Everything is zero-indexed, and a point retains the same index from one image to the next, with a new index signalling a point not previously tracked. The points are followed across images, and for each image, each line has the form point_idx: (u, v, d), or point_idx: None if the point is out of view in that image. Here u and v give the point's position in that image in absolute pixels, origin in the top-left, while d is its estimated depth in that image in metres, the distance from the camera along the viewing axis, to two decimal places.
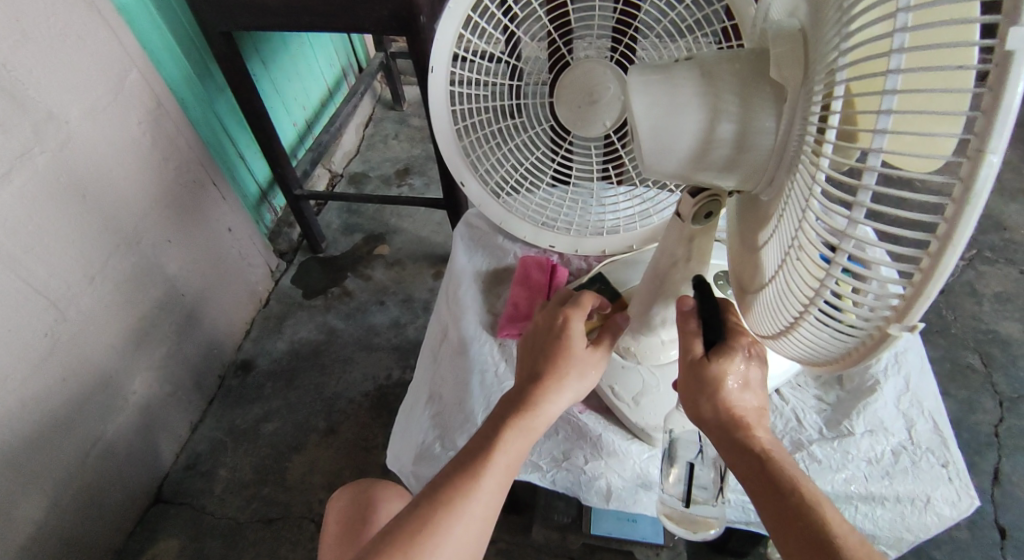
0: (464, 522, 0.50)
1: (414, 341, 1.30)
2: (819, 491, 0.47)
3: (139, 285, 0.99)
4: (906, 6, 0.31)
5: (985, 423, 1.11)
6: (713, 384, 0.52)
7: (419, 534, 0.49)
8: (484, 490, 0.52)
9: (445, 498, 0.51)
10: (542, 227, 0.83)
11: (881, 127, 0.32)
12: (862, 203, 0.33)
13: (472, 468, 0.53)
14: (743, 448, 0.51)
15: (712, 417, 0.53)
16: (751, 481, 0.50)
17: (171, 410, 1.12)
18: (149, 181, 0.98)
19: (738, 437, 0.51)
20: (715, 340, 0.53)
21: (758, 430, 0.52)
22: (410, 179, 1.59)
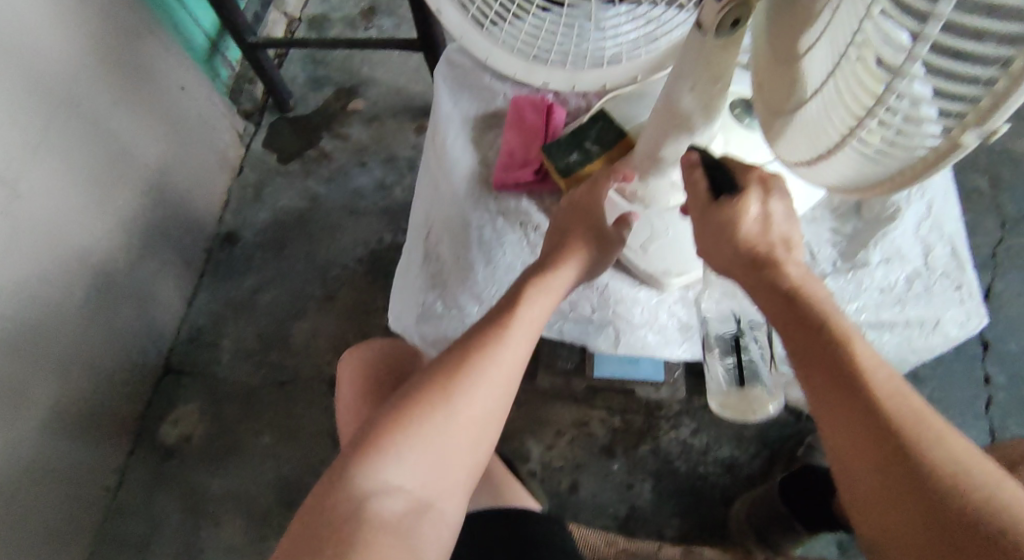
0: (497, 366, 0.50)
1: (403, 202, 1.24)
2: (849, 326, 0.46)
3: (94, 154, 0.90)
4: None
5: (983, 245, 1.10)
6: (729, 228, 0.49)
7: (450, 382, 0.48)
8: (517, 343, 0.51)
9: (473, 349, 0.50)
10: (534, 61, 0.74)
11: None
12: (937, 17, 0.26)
13: (501, 319, 0.52)
14: (774, 289, 0.49)
15: (732, 258, 0.51)
16: (781, 323, 0.48)
17: (162, 287, 1.09)
18: (77, 35, 0.85)
19: (763, 276, 0.49)
20: (723, 182, 0.50)
21: (786, 266, 0.49)
22: (378, 20, 1.41)
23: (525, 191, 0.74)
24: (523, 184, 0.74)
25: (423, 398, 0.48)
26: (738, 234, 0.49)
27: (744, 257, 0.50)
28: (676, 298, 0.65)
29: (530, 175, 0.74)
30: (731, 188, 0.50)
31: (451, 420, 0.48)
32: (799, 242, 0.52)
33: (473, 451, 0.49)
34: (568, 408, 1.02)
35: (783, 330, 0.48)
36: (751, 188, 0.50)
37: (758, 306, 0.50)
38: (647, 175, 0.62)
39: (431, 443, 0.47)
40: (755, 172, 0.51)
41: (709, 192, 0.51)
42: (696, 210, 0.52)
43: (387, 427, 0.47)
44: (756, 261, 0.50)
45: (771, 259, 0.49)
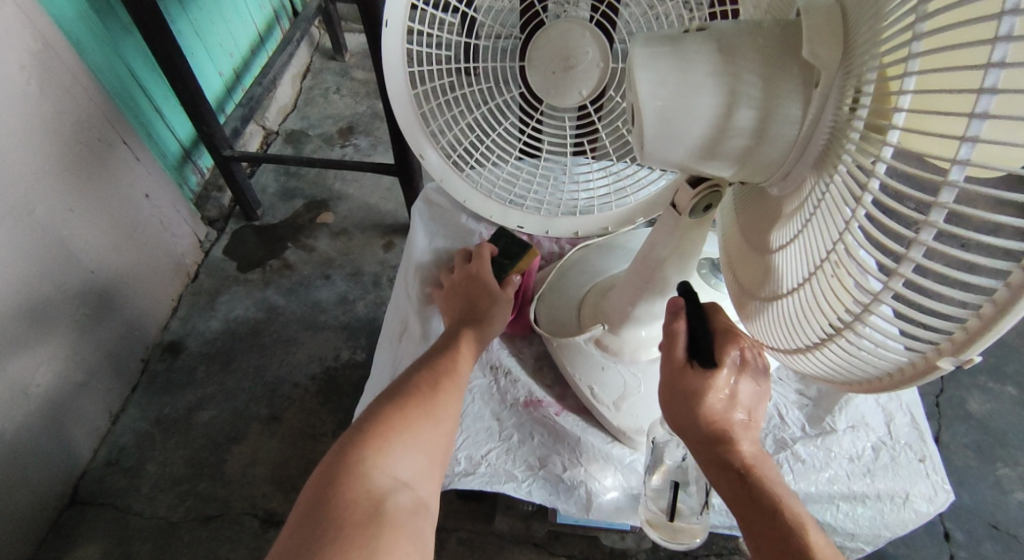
0: (461, 389, 0.58)
1: (364, 318, 1.21)
2: (805, 513, 0.46)
3: (36, 262, 0.85)
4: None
5: (928, 394, 1.14)
6: (693, 395, 0.49)
7: (431, 396, 0.55)
8: (463, 377, 0.59)
9: (444, 372, 0.58)
10: (510, 206, 0.76)
11: (963, 156, 0.26)
12: (925, 241, 0.28)
13: (455, 351, 0.61)
14: (726, 468, 0.48)
15: (694, 431, 0.49)
16: (740, 507, 0.47)
17: (86, 400, 1.00)
18: (42, 142, 0.83)
19: (718, 453, 0.49)
20: (698, 347, 0.50)
21: (745, 443, 0.49)
22: (355, 140, 1.46)
23: None
24: None
25: (405, 416, 0.53)
26: (703, 407, 0.48)
27: (702, 433, 0.49)
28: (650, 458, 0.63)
29: None
30: (701, 357, 0.49)
31: (431, 434, 0.53)
32: (762, 415, 0.51)
33: (441, 468, 0.54)
34: (525, 554, 0.95)
35: (733, 501, 0.48)
36: (725, 354, 0.49)
37: (712, 479, 0.50)
38: (616, 329, 0.62)
39: (417, 452, 0.52)
40: (737, 338, 0.49)
41: (683, 355, 0.50)
42: (667, 370, 0.51)
43: (373, 439, 0.50)
44: (716, 433, 0.49)
45: (733, 436, 0.49)
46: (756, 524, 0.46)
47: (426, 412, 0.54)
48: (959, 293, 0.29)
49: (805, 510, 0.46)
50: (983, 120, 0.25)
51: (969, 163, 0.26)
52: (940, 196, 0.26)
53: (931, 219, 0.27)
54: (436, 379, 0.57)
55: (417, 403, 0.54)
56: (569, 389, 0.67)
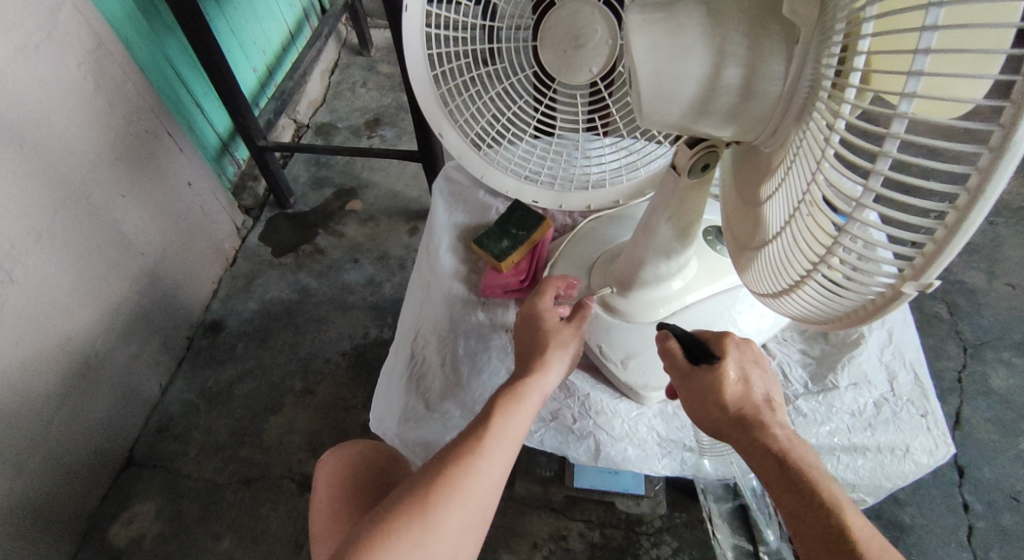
0: (502, 455, 0.54)
1: (391, 299, 1.27)
2: (840, 492, 0.48)
3: (93, 241, 0.93)
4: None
5: (949, 369, 1.14)
6: (712, 391, 0.53)
7: (465, 465, 0.52)
8: (500, 445, 0.55)
9: (485, 432, 0.55)
10: (525, 181, 0.80)
11: (910, 90, 0.29)
12: (881, 169, 0.31)
13: (503, 405, 0.57)
14: (762, 451, 0.51)
15: (719, 418, 0.53)
16: (781, 486, 0.50)
17: (138, 373, 1.08)
18: (97, 133, 0.91)
19: (753, 438, 0.52)
20: (701, 351, 0.55)
21: (776, 427, 0.52)
22: (381, 130, 1.52)
23: (512, 298, 0.78)
24: (510, 291, 0.78)
25: (429, 496, 0.50)
26: (724, 395, 0.53)
27: (729, 417, 0.53)
28: (656, 412, 0.67)
29: (516, 284, 0.78)
30: (708, 356, 0.54)
31: (462, 510, 0.50)
32: (781, 401, 0.55)
33: (472, 543, 0.51)
34: (544, 519, 0.99)
35: (773, 487, 0.51)
36: (726, 351, 0.54)
37: (751, 466, 0.53)
38: (625, 290, 0.66)
39: (441, 535, 0.49)
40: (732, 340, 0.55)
41: (688, 360, 0.55)
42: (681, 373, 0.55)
43: (382, 526, 0.48)
44: (744, 417, 0.53)
45: (756, 420, 0.53)
46: (794, 508, 0.48)
47: (455, 488, 0.51)
48: (917, 220, 0.31)
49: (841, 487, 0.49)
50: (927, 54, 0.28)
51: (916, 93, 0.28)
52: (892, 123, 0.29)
53: (886, 149, 0.30)
54: (472, 443, 0.54)
55: (448, 477, 0.51)
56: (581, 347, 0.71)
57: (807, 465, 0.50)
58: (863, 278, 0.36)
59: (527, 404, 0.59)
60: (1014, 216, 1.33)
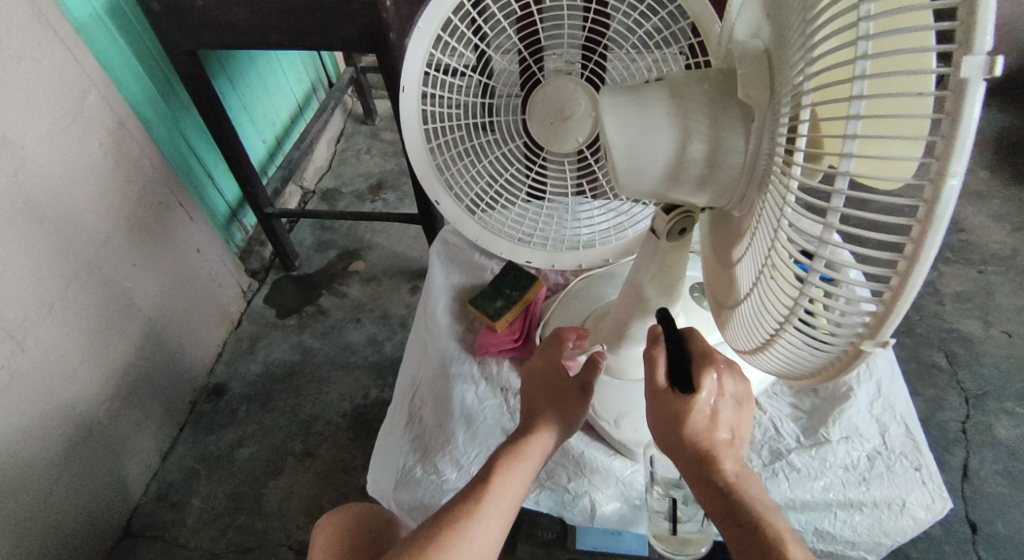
0: (499, 515, 0.55)
1: (393, 359, 1.28)
2: (784, 531, 0.49)
3: (102, 310, 0.96)
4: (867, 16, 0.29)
5: (952, 420, 1.13)
6: (677, 419, 0.50)
7: (462, 527, 0.53)
8: (496, 505, 0.55)
9: (484, 491, 0.56)
10: (519, 243, 0.82)
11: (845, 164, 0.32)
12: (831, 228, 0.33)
13: (504, 462, 0.58)
14: (710, 485, 0.51)
15: (679, 449, 0.51)
16: (719, 517, 0.51)
17: (140, 438, 1.08)
18: (111, 206, 0.96)
19: (705, 473, 0.51)
20: (680, 372, 0.51)
21: (728, 461, 0.51)
22: (384, 194, 1.58)
23: (507, 357, 0.80)
24: (506, 349, 0.80)
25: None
26: (687, 428, 0.50)
27: (688, 449, 0.51)
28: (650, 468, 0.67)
29: (512, 342, 0.80)
30: (683, 383, 0.51)
31: None
32: (746, 431, 0.53)
33: None
34: None
35: (720, 519, 0.51)
36: (703, 378, 0.50)
37: (699, 497, 0.52)
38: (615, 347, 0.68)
39: None
40: (715, 364, 0.51)
41: (664, 381, 0.52)
42: (653, 394, 0.52)
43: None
44: (700, 449, 0.51)
45: (714, 457, 0.50)
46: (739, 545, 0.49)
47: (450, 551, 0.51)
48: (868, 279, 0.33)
49: (784, 524, 0.49)
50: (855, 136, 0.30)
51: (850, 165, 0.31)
52: (835, 189, 0.32)
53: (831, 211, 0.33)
54: (471, 503, 0.54)
55: (445, 540, 0.52)
56: None
57: (754, 504, 0.50)
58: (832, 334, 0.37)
59: (526, 465, 0.59)
60: (1003, 264, 1.35)
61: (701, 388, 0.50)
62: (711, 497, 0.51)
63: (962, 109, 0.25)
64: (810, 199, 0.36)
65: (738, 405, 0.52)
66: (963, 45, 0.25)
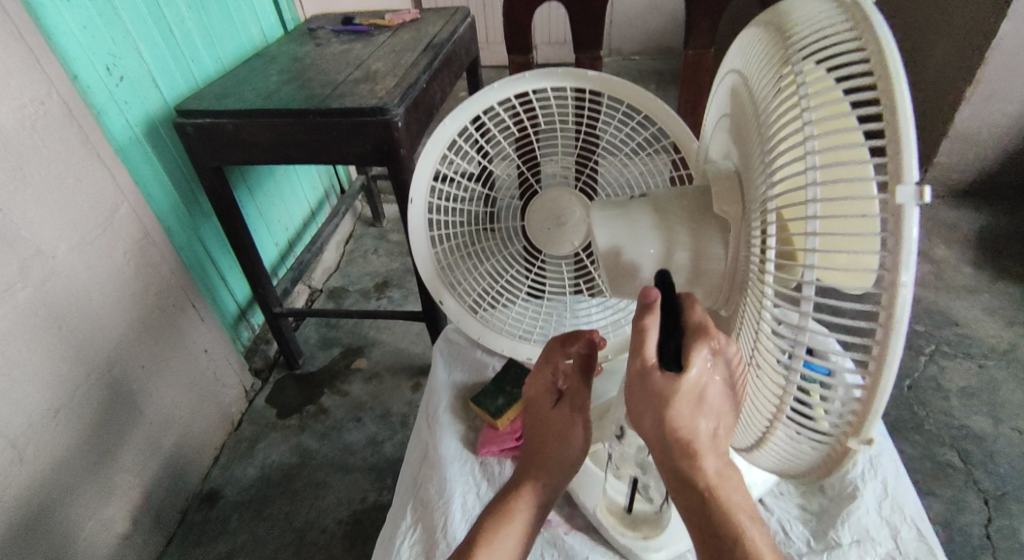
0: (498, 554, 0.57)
1: (393, 459, 1.26)
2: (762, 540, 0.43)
3: (106, 413, 0.96)
4: (813, 148, 0.34)
5: (974, 524, 1.09)
6: (658, 402, 0.43)
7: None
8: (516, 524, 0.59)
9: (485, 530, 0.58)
10: (520, 339, 0.83)
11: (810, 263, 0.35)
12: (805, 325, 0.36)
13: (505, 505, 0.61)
14: (688, 483, 0.44)
15: (657, 434, 0.45)
16: (693, 517, 0.45)
17: (128, 549, 1.05)
18: (127, 311, 0.99)
19: (681, 465, 0.44)
20: (672, 347, 0.43)
21: (710, 456, 0.44)
22: (389, 293, 1.62)
23: (508, 456, 0.80)
24: (507, 449, 0.79)
25: None
26: (666, 412, 0.43)
27: (665, 436, 0.44)
28: None
29: (513, 442, 0.80)
30: (671, 359, 0.43)
31: None
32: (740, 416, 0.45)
33: None
34: None
35: (695, 522, 0.45)
36: (693, 353, 0.41)
37: (672, 492, 0.47)
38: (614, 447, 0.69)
39: None
40: (711, 337, 0.42)
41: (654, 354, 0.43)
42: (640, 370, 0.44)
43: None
44: (679, 440, 0.44)
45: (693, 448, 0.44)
46: (710, 550, 0.44)
47: None
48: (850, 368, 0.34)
49: (763, 536, 0.43)
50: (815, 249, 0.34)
51: (814, 265, 0.35)
52: (804, 284, 0.35)
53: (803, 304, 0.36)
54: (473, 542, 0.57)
55: None
56: (577, 510, 0.71)
57: (731, 508, 0.44)
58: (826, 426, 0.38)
59: (523, 511, 0.61)
60: (1004, 359, 1.36)
61: (690, 364, 0.41)
62: (685, 494, 0.46)
63: (901, 225, 0.29)
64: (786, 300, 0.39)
65: (735, 387, 0.43)
66: (894, 174, 0.29)
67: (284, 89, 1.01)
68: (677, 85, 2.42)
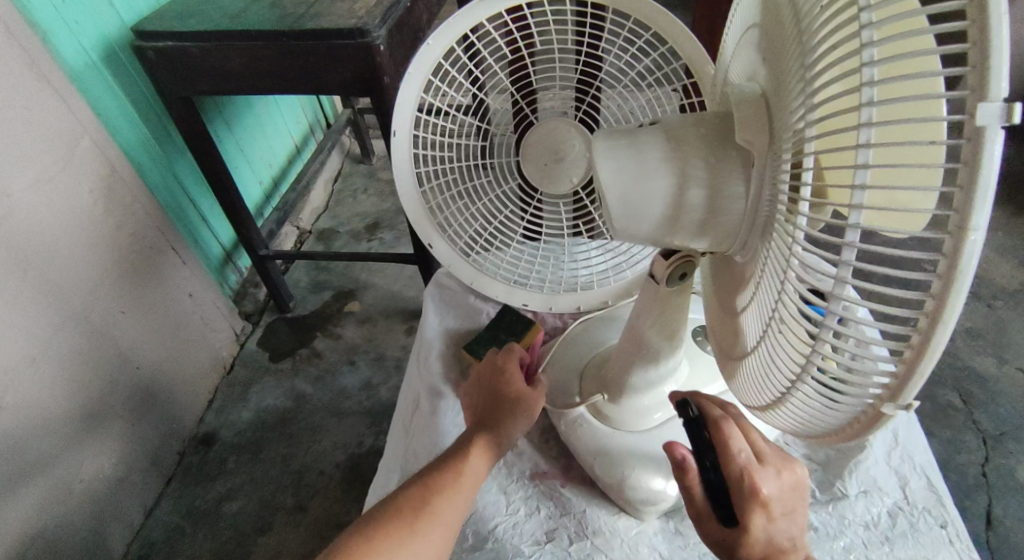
0: (465, 476, 0.57)
1: (388, 403, 1.24)
2: None
3: (88, 359, 0.93)
4: (870, 57, 0.28)
5: (972, 464, 1.08)
6: (728, 548, 0.49)
7: (432, 487, 0.56)
8: (455, 502, 0.55)
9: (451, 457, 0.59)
10: (514, 285, 0.79)
11: (856, 203, 0.29)
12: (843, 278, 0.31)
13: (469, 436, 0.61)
14: None
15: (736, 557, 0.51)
16: None
17: (124, 493, 1.04)
18: (101, 254, 0.94)
19: None
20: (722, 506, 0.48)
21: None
22: (381, 234, 1.56)
23: None
24: None
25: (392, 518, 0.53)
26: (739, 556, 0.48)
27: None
28: (657, 530, 0.63)
29: None
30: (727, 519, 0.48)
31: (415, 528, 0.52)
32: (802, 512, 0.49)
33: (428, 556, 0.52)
34: None
35: None
36: (746, 519, 0.47)
37: None
38: (615, 398, 0.66)
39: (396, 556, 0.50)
40: (761, 493, 0.46)
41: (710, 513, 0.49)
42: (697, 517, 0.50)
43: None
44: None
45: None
46: None
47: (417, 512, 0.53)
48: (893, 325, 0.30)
49: None
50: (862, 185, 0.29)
51: (861, 207, 0.29)
52: (846, 229, 0.30)
53: (844, 256, 0.30)
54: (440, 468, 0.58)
55: (411, 500, 0.55)
56: (574, 461, 0.69)
57: None
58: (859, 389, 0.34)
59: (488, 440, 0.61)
60: (1013, 298, 1.33)
61: (749, 523, 0.46)
62: None
63: (982, 153, 0.24)
64: (819, 248, 0.33)
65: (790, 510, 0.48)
66: (977, 89, 0.24)
67: (253, 8, 0.91)
68: (685, 9, 2.27)
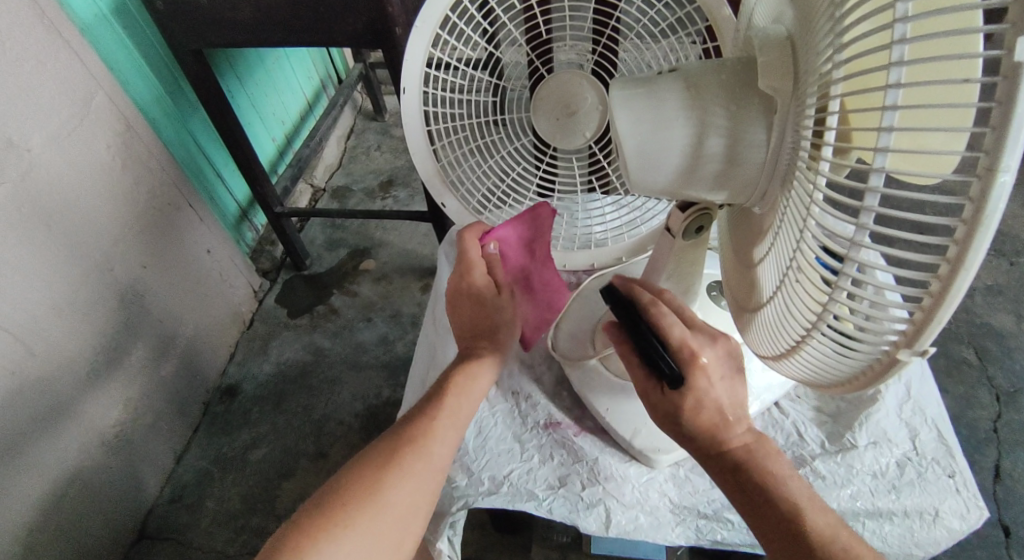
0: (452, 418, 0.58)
1: (404, 357, 1.27)
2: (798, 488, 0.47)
3: (113, 312, 0.95)
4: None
5: (984, 419, 1.09)
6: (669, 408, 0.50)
7: (422, 427, 0.57)
8: (438, 453, 0.56)
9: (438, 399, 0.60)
10: None
11: (882, 145, 0.29)
12: (865, 224, 0.31)
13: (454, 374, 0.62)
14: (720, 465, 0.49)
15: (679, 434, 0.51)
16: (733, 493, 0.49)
17: (154, 439, 1.08)
18: (121, 208, 0.95)
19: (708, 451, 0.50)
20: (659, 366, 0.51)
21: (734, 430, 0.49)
22: (395, 192, 1.56)
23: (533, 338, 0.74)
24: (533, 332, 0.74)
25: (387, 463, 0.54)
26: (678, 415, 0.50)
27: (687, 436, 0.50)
28: (667, 476, 0.65)
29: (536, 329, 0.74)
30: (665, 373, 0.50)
31: (411, 475, 0.53)
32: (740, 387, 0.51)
33: (423, 499, 0.53)
34: None
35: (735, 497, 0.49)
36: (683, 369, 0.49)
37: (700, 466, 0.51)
38: None
39: (393, 499, 0.52)
40: (694, 356, 0.49)
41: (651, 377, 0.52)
42: (639, 387, 0.53)
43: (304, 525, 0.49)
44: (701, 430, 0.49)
45: (719, 437, 0.49)
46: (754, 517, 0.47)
47: (412, 457, 0.54)
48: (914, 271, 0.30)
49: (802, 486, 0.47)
50: (891, 129, 0.28)
51: (888, 149, 0.29)
52: (869, 173, 0.30)
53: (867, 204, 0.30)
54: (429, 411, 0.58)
55: (402, 443, 0.55)
56: (588, 412, 0.71)
57: (771, 466, 0.48)
58: (875, 332, 0.34)
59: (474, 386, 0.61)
60: None
61: (681, 381, 0.49)
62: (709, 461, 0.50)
63: (1015, 94, 0.23)
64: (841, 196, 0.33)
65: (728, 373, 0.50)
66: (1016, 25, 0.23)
67: None
68: None
